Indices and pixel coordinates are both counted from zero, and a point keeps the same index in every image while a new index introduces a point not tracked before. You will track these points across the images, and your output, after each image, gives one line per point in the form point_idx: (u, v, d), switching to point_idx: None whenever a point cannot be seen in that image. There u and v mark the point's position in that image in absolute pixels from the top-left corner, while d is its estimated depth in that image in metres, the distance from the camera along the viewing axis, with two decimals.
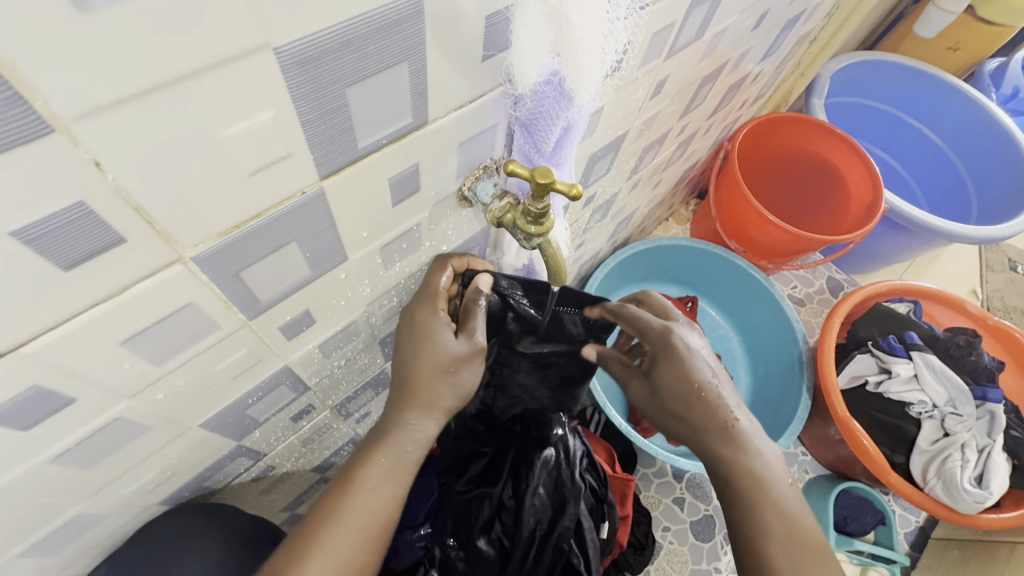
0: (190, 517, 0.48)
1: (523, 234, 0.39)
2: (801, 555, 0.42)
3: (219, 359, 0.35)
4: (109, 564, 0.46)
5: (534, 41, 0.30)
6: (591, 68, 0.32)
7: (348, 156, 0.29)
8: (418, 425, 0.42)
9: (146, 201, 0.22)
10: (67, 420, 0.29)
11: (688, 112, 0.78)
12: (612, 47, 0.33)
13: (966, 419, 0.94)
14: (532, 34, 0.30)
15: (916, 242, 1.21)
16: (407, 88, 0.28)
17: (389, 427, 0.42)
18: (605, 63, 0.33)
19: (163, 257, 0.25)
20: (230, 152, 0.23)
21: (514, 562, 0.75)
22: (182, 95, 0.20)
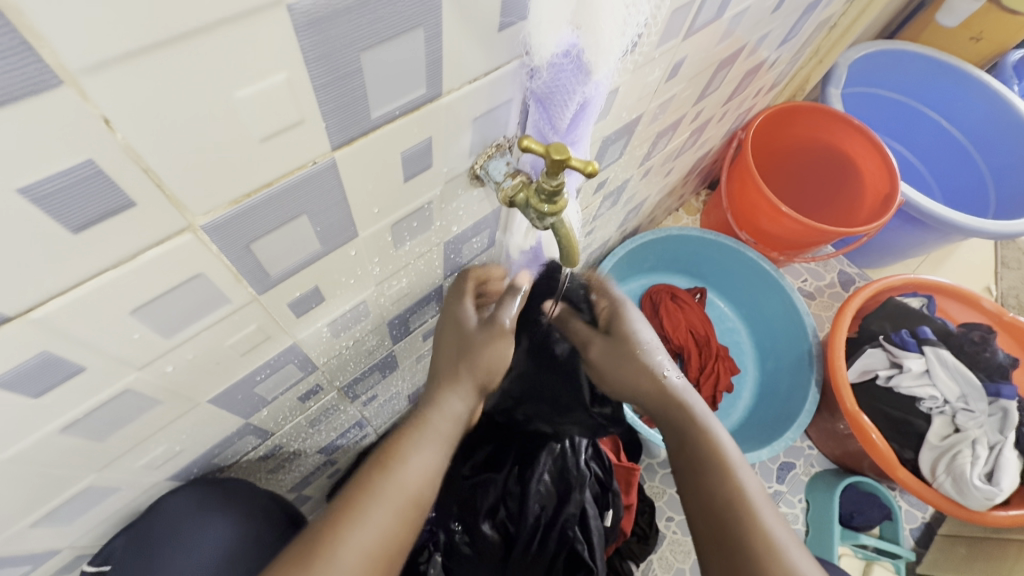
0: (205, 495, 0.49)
1: (536, 213, 0.38)
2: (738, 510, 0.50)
3: (228, 334, 0.35)
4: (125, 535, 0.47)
5: (553, 8, 0.30)
6: (611, 42, 0.32)
7: (361, 126, 0.28)
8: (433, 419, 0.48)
9: (156, 162, 0.21)
10: (77, 390, 0.29)
11: (703, 97, 0.77)
12: (634, 18, 0.33)
13: (978, 415, 0.92)
14: (552, 2, 0.30)
15: (931, 237, 1.19)
16: (422, 56, 0.28)
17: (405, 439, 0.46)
18: (625, 36, 0.33)
19: (173, 223, 0.25)
20: (243, 115, 0.23)
21: (517, 548, 0.75)
22: (190, 51, 0.19)
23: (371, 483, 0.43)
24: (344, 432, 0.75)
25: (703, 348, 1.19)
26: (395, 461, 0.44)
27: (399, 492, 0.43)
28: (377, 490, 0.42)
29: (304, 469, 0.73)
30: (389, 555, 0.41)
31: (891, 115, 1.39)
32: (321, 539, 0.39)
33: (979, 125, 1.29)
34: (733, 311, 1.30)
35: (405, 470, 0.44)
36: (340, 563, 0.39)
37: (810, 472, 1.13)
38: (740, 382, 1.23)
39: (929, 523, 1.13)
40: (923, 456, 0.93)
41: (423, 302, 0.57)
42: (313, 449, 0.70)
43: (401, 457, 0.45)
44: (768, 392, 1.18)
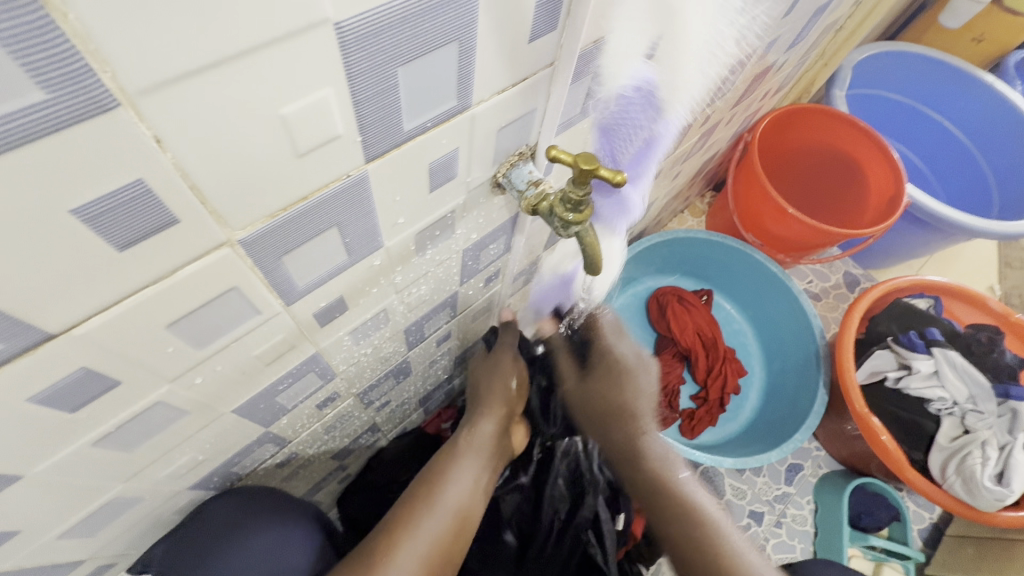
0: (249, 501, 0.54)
1: (560, 221, 0.38)
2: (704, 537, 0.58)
3: (256, 345, 0.35)
4: (166, 543, 0.50)
5: (628, 45, 0.35)
6: (682, 87, 0.37)
7: (394, 139, 0.29)
8: (455, 485, 0.54)
9: (200, 179, 0.21)
10: (111, 403, 0.29)
11: (714, 101, 0.77)
12: (722, 57, 0.36)
13: (986, 417, 0.93)
14: (630, 37, 0.34)
15: (936, 238, 1.19)
16: (456, 69, 0.28)
17: (417, 503, 0.51)
18: (700, 79, 0.37)
19: (213, 238, 0.25)
20: (285, 132, 0.23)
21: (532, 552, 0.77)
22: (241, 70, 0.19)
23: (425, 501, 0.51)
24: (357, 437, 0.75)
25: (711, 350, 1.19)
26: (442, 483, 0.53)
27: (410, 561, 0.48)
28: (434, 500, 0.52)
29: (318, 475, 0.73)
30: (436, 563, 0.50)
31: (895, 116, 1.40)
32: (385, 549, 0.47)
33: (982, 126, 1.29)
34: (740, 313, 1.31)
35: (452, 489, 0.53)
36: (401, 567, 0.47)
37: (819, 473, 1.13)
38: (747, 384, 1.23)
39: (936, 523, 1.14)
40: (933, 457, 0.94)
41: (439, 309, 0.58)
42: (327, 455, 0.70)
43: (447, 479, 0.54)
44: (776, 393, 1.18)
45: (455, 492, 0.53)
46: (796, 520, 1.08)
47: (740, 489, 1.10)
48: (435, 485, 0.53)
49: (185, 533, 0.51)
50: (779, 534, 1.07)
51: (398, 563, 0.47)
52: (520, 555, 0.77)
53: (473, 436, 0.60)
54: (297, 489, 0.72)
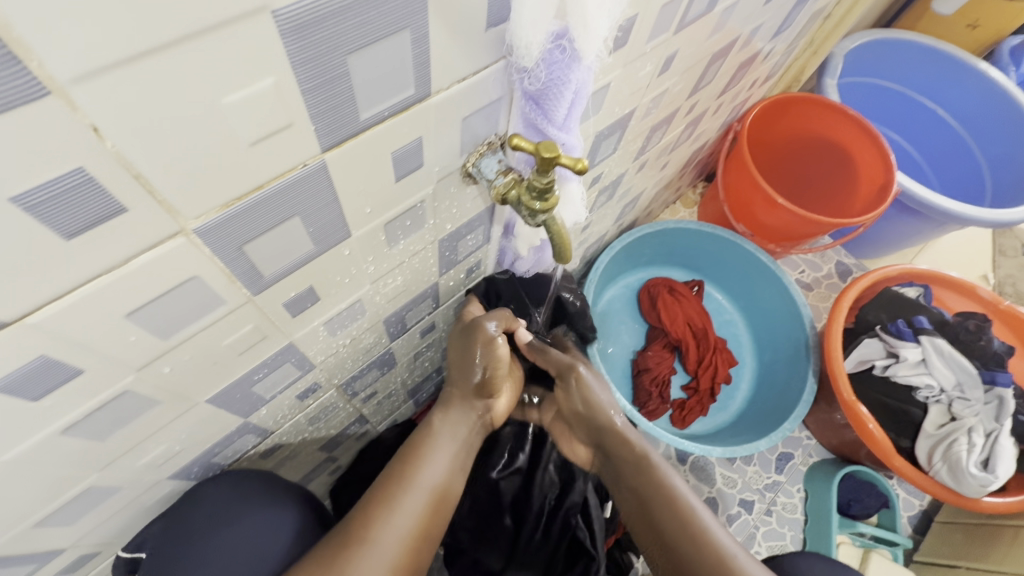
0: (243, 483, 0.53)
1: (528, 211, 0.39)
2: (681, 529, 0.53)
3: (225, 334, 0.35)
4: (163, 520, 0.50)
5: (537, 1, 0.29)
6: (597, 18, 0.30)
7: (350, 128, 0.29)
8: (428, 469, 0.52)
9: (146, 169, 0.22)
10: (76, 392, 0.29)
11: (697, 90, 0.77)
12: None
13: (974, 404, 0.93)
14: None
15: (927, 226, 1.19)
16: (409, 58, 0.28)
17: (393, 482, 0.50)
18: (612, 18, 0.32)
19: (165, 228, 0.25)
20: (232, 121, 0.23)
21: (524, 536, 0.77)
22: (177, 59, 0.19)
23: (398, 482, 0.50)
24: (345, 429, 0.76)
25: (701, 340, 1.19)
26: (416, 463, 0.52)
27: (390, 542, 0.46)
28: (407, 483, 0.50)
29: (306, 466, 0.74)
30: (416, 548, 0.48)
31: (887, 104, 1.39)
32: (362, 525, 0.46)
33: (974, 113, 1.28)
34: (731, 304, 1.31)
35: (429, 468, 0.52)
36: (379, 545, 0.46)
37: (809, 462, 1.14)
38: (738, 374, 1.24)
39: (926, 510, 1.15)
40: (920, 444, 0.94)
41: (419, 300, 0.58)
42: (314, 446, 0.71)
43: (422, 458, 0.53)
44: (767, 383, 1.18)
45: (428, 473, 0.52)
46: (786, 508, 1.09)
47: (730, 478, 1.11)
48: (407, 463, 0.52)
49: (178, 512, 0.50)
50: (769, 522, 1.08)
51: (371, 544, 0.45)
52: (511, 538, 0.78)
53: (450, 420, 0.57)
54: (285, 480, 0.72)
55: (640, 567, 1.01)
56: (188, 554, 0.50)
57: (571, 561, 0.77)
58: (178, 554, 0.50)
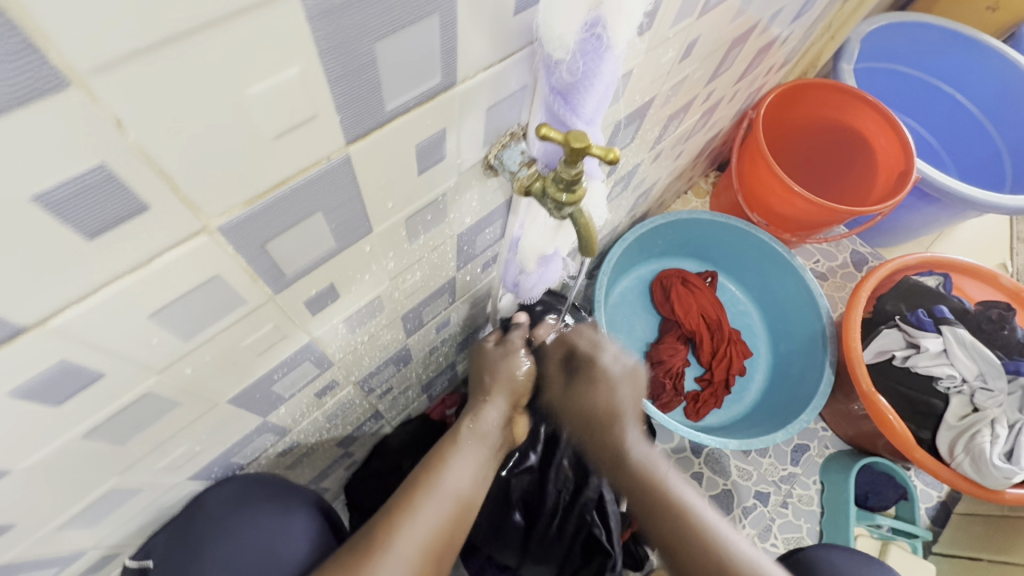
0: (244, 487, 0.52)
1: (553, 203, 0.37)
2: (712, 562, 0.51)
3: (246, 334, 0.34)
4: (167, 530, 0.49)
5: None
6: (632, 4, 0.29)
7: (376, 120, 0.28)
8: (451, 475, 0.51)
9: (169, 164, 0.21)
10: (98, 396, 0.29)
11: (715, 77, 0.75)
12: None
13: (997, 395, 0.91)
14: None
15: (946, 214, 1.17)
16: (436, 44, 0.26)
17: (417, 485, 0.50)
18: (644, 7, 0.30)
19: (188, 226, 0.24)
20: (256, 114, 0.22)
21: (538, 530, 0.77)
22: (203, 47, 0.18)
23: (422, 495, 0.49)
24: (361, 425, 0.75)
25: (715, 332, 1.18)
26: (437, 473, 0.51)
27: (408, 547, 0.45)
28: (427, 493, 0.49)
29: (322, 463, 0.74)
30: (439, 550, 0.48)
31: (904, 89, 1.36)
32: (385, 529, 0.46)
33: (994, 98, 1.25)
34: (745, 295, 1.29)
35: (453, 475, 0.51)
36: (397, 552, 0.45)
37: (825, 453, 1.13)
38: (753, 365, 1.22)
39: (944, 502, 1.13)
40: (941, 436, 0.93)
41: (436, 295, 0.57)
42: (330, 443, 0.70)
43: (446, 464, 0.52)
44: (782, 374, 1.17)
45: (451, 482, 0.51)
46: (802, 500, 1.08)
47: (746, 471, 1.10)
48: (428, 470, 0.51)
49: (181, 523, 0.49)
50: (785, 514, 1.07)
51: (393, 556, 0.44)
52: (525, 537, 0.78)
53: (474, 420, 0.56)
54: (301, 476, 0.72)
55: (655, 560, 1.02)
56: (196, 553, 0.49)
57: (587, 555, 0.77)
58: (185, 553, 0.49)
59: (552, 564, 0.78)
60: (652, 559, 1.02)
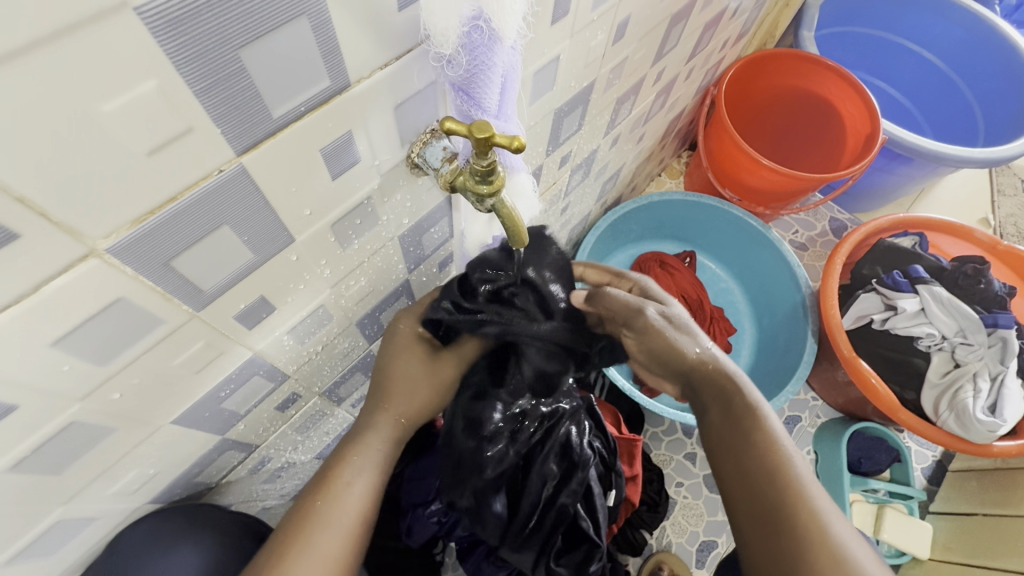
0: (160, 525, 0.48)
1: (475, 195, 0.37)
2: (803, 528, 0.42)
3: (175, 354, 0.35)
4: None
5: None
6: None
7: (265, 128, 0.27)
8: (348, 498, 0.43)
9: (29, 190, 0.21)
10: (18, 427, 0.29)
11: (662, 56, 0.74)
12: None
13: (977, 348, 0.91)
14: None
15: (919, 172, 1.16)
16: (314, 46, 0.26)
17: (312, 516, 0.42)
18: None
19: (72, 251, 0.24)
20: (118, 130, 0.22)
21: (518, 525, 0.71)
22: (35, 69, 0.18)
23: (314, 514, 0.42)
24: (339, 436, 0.75)
25: (697, 312, 1.17)
26: (334, 488, 0.43)
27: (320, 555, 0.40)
28: (322, 518, 0.42)
29: (305, 476, 0.74)
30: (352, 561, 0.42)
31: (870, 53, 1.35)
32: (279, 549, 0.40)
33: (959, 52, 1.24)
34: (725, 272, 1.29)
35: (349, 494, 0.43)
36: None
37: (817, 423, 1.12)
38: (738, 341, 1.23)
39: (940, 461, 1.13)
40: (925, 395, 0.93)
41: (391, 299, 0.57)
42: (308, 456, 0.70)
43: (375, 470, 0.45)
44: (767, 348, 1.17)
45: (352, 510, 0.43)
46: None
47: None
48: (359, 473, 0.44)
49: (100, 564, 0.46)
50: None
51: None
52: (507, 528, 0.71)
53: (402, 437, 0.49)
54: (283, 492, 0.72)
55: (654, 544, 1.02)
56: None
57: (573, 542, 0.76)
58: None
59: (529, 555, 0.73)
60: (651, 544, 1.02)
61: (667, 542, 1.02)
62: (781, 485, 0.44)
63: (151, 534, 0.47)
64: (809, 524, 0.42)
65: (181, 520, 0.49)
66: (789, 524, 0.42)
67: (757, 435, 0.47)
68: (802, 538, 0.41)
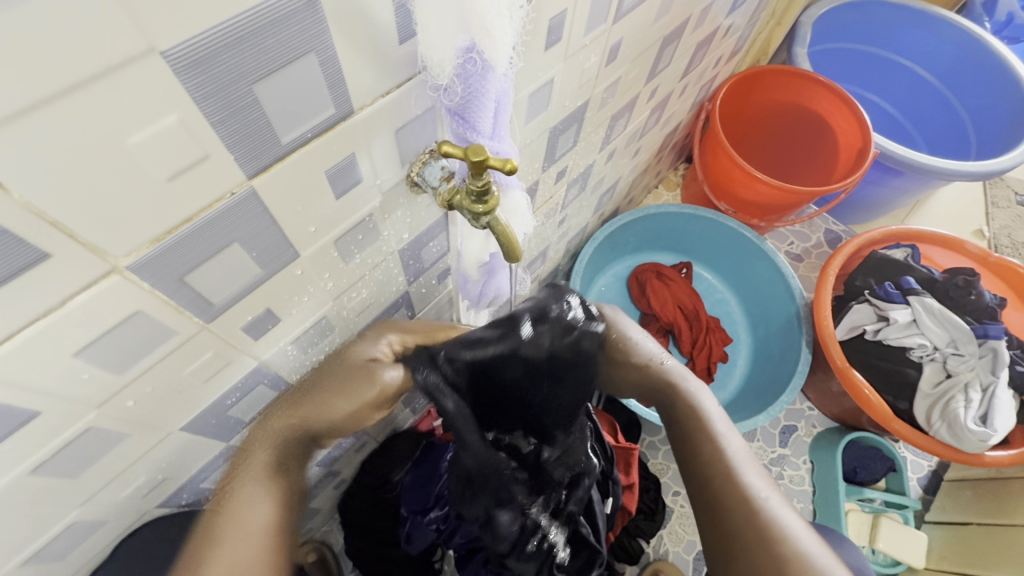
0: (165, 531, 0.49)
1: (471, 214, 0.39)
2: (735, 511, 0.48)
3: (186, 363, 0.36)
4: None
5: (442, 20, 0.29)
6: (501, 27, 0.30)
7: (274, 153, 0.30)
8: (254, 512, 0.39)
9: (61, 214, 0.23)
10: (38, 434, 0.31)
11: (656, 74, 0.77)
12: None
13: (967, 359, 0.92)
14: (436, 16, 0.29)
15: (912, 185, 1.18)
16: (321, 79, 0.28)
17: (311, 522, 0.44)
18: (514, 24, 0.32)
19: (96, 268, 0.26)
20: (142, 159, 0.24)
21: (530, 535, 0.70)
22: (72, 107, 0.20)
23: (212, 534, 0.38)
24: (340, 443, 0.76)
25: (693, 322, 1.19)
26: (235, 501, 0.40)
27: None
28: (219, 537, 0.38)
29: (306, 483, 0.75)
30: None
31: (863, 68, 1.38)
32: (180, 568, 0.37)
33: (949, 68, 1.27)
34: (721, 283, 1.31)
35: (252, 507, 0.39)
36: None
37: (813, 432, 1.13)
38: (735, 351, 1.24)
39: (936, 471, 1.14)
40: (917, 405, 0.94)
41: (391, 310, 0.59)
42: (309, 463, 0.72)
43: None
44: (763, 358, 1.19)
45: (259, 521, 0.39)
46: (793, 481, 1.09)
47: None
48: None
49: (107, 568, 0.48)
50: None
51: None
52: (520, 537, 0.70)
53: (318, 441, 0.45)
54: None
55: (651, 553, 1.03)
56: None
57: (575, 549, 0.78)
58: None
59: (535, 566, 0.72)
60: (648, 552, 1.03)
61: (664, 551, 1.03)
62: (719, 476, 0.50)
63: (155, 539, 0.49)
64: (741, 507, 0.48)
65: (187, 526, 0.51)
66: (723, 509, 0.49)
67: (699, 432, 0.53)
68: (734, 520, 0.48)
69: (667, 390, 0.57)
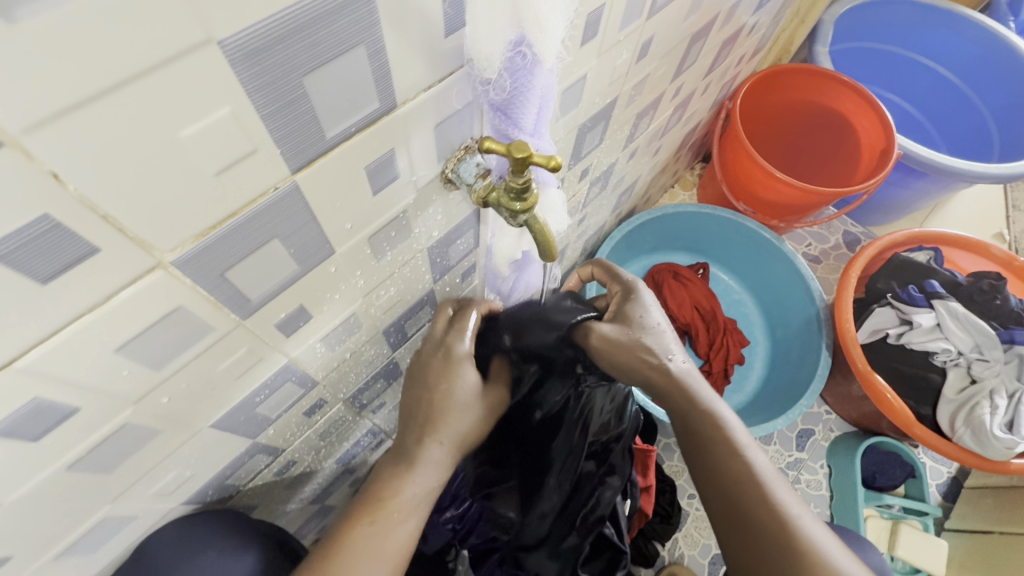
0: (190, 527, 0.49)
1: (508, 211, 0.38)
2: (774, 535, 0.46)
3: (220, 360, 0.36)
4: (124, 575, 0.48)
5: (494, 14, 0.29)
6: (553, 21, 0.30)
7: (318, 147, 0.29)
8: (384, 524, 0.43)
9: (112, 208, 0.22)
10: (76, 430, 0.30)
11: (681, 72, 0.76)
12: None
13: (993, 364, 0.91)
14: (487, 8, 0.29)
15: (934, 187, 1.16)
16: (368, 72, 0.28)
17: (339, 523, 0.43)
18: (565, 17, 0.31)
19: (141, 263, 0.26)
20: (192, 152, 0.23)
21: (551, 534, 0.71)
22: (128, 98, 0.20)
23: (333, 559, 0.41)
24: (359, 440, 0.76)
25: (710, 322, 1.17)
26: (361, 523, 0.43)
27: None
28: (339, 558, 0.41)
29: (324, 480, 0.75)
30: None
31: (885, 68, 1.35)
32: None
33: (974, 68, 1.25)
34: (738, 283, 1.30)
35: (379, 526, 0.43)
36: None
37: (831, 436, 1.12)
38: (752, 353, 1.23)
39: (955, 477, 1.12)
40: (941, 410, 0.93)
41: (416, 308, 0.58)
42: (328, 460, 0.71)
43: (404, 477, 0.46)
44: (781, 361, 1.17)
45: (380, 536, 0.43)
46: (811, 486, 1.07)
47: None
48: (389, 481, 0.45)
49: (133, 564, 0.48)
50: None
51: None
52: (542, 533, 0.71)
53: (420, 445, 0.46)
54: (303, 497, 0.73)
55: (666, 555, 1.01)
56: None
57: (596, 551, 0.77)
58: None
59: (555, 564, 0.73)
60: (663, 555, 1.02)
61: (679, 554, 1.02)
62: (749, 496, 0.47)
63: (181, 536, 0.49)
64: (779, 529, 0.46)
65: (211, 523, 0.51)
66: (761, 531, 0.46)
67: (724, 446, 0.49)
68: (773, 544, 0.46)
69: (679, 395, 0.51)
